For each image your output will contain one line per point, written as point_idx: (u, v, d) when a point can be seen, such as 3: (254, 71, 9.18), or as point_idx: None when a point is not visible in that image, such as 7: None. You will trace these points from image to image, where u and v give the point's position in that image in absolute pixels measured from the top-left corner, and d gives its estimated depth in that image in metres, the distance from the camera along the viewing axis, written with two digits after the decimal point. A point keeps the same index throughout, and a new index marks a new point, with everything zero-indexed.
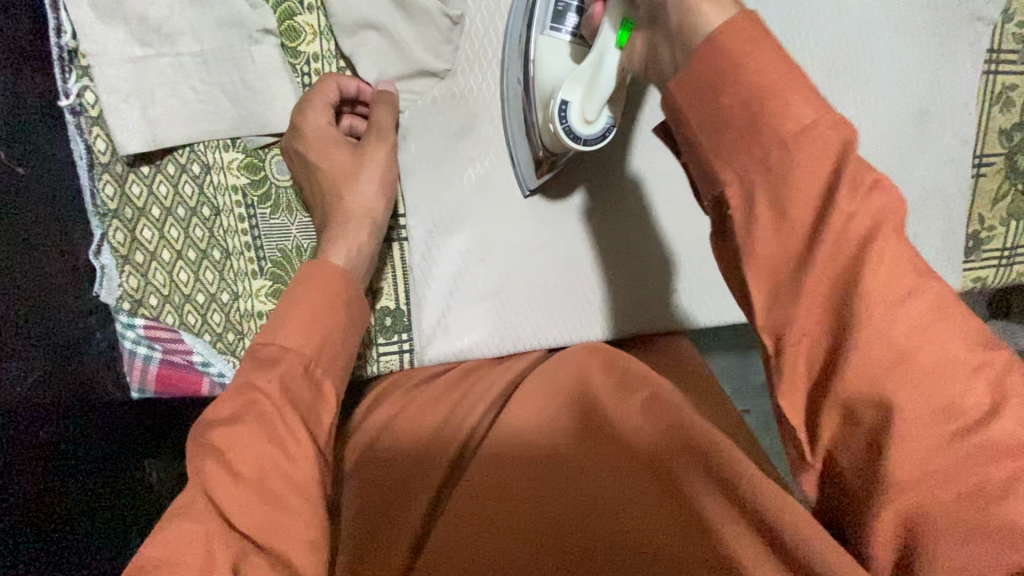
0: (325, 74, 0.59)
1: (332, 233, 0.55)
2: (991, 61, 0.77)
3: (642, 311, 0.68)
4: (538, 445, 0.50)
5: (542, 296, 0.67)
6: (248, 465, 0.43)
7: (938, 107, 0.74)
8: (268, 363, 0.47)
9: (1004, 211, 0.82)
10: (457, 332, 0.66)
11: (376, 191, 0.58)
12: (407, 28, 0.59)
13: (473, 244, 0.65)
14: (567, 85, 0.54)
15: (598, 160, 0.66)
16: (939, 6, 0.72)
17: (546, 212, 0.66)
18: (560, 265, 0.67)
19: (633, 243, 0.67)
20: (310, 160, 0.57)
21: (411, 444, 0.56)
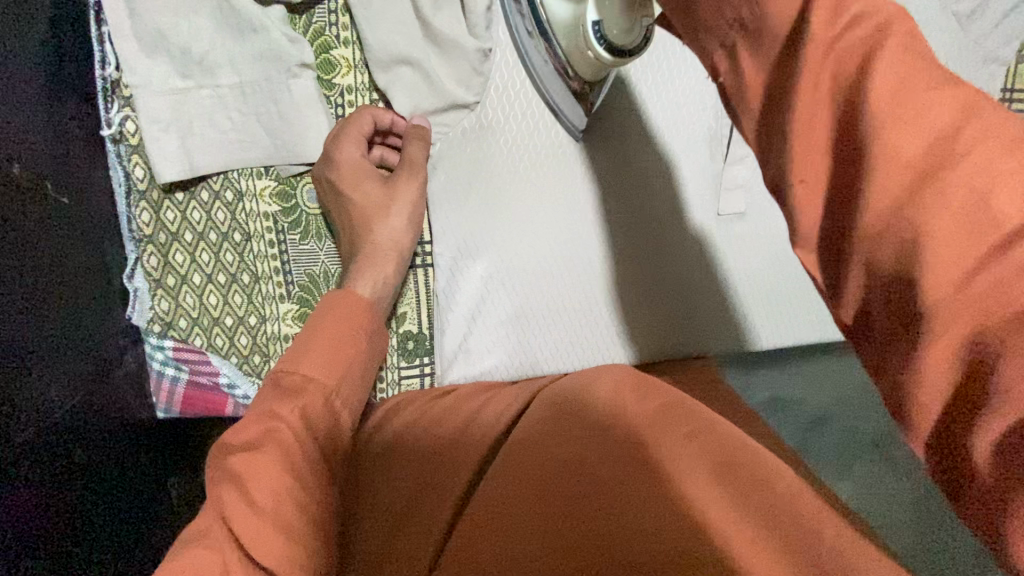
0: (359, 106, 0.60)
1: (360, 264, 0.57)
2: (1005, 99, 0.78)
3: (664, 335, 0.69)
4: (556, 454, 0.49)
5: (564, 318, 0.68)
6: (265, 494, 0.41)
7: None
8: (291, 393, 0.46)
9: None
10: (479, 355, 0.68)
11: (404, 221, 0.59)
12: (439, 63, 0.61)
13: (497, 266, 0.66)
14: (589, 9, 0.53)
15: (630, 142, 0.67)
16: (955, 46, 0.74)
17: (570, 231, 0.67)
18: (582, 286, 0.68)
19: (666, 258, 0.69)
20: (340, 189, 0.58)
21: (430, 457, 0.56)
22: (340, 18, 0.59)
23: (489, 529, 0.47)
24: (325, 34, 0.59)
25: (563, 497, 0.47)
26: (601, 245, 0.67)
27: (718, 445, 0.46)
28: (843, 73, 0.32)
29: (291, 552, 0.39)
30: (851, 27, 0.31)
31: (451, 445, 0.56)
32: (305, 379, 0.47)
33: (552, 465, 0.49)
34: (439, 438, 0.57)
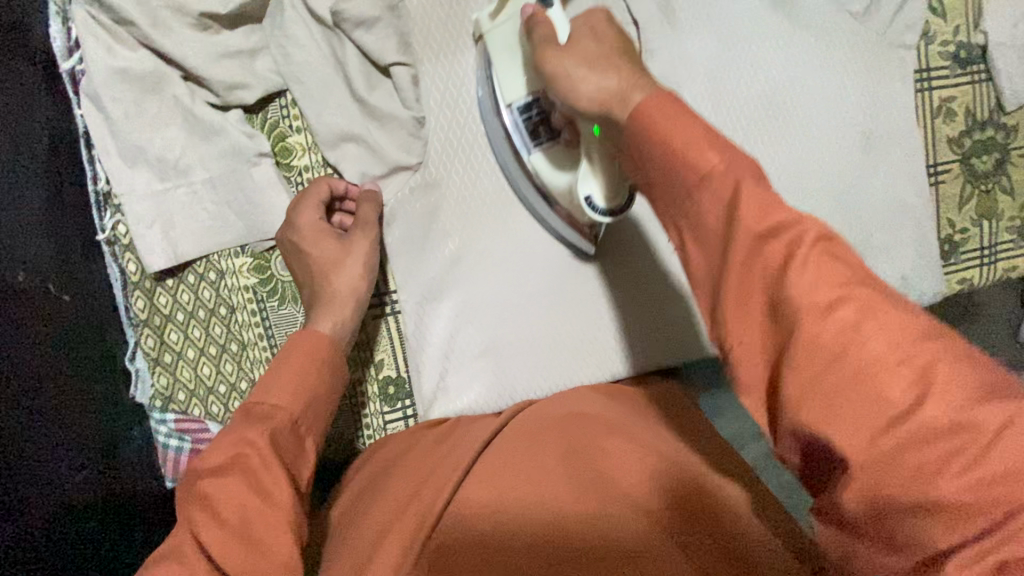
0: (315, 178, 0.68)
1: (319, 308, 0.63)
2: (923, 79, 0.81)
3: (618, 357, 0.75)
4: (588, 465, 0.54)
5: (536, 350, 0.73)
6: (231, 511, 0.46)
7: (881, 127, 0.80)
8: (260, 419, 0.51)
9: (973, 212, 0.85)
10: (457, 392, 0.72)
11: (358, 272, 0.65)
12: (380, 134, 0.69)
13: (462, 308, 0.72)
14: (582, 181, 0.59)
15: (621, 231, 0.73)
16: (856, 43, 0.78)
17: (519, 276, 0.72)
18: (543, 325, 0.73)
19: (653, 287, 0.74)
20: (301, 249, 0.65)
21: (402, 481, 0.59)
22: (291, 110, 0.67)
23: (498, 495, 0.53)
24: (280, 125, 0.68)
25: (564, 494, 0.52)
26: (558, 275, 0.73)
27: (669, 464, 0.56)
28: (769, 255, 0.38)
29: (257, 563, 0.44)
30: (771, 234, 0.39)
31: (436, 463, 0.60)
32: (273, 411, 0.52)
33: (550, 480, 0.53)
34: (416, 474, 0.59)
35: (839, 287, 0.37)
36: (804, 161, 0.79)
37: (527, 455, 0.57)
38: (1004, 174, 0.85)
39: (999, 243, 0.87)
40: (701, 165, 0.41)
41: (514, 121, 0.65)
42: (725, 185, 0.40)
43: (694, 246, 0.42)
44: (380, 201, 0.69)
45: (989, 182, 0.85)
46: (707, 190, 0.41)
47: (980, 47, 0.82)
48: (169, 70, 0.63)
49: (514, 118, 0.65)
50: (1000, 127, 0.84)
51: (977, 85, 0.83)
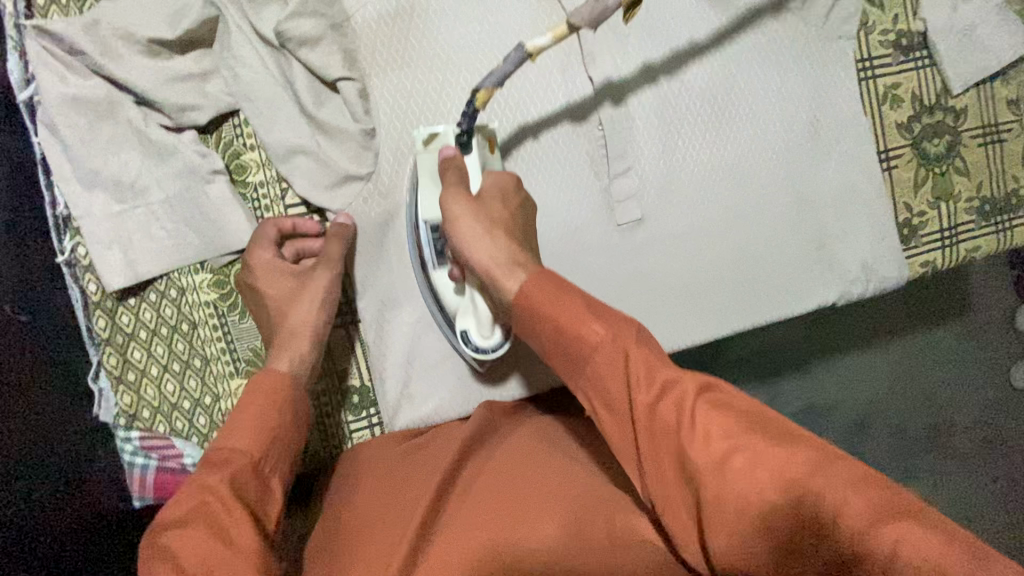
0: (268, 218, 0.70)
1: (275, 348, 0.63)
2: (865, 68, 0.83)
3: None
4: (562, 457, 0.62)
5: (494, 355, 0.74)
6: (191, 557, 0.45)
7: (827, 116, 0.82)
8: (217, 465, 0.51)
9: (929, 195, 0.86)
10: (421, 399, 0.73)
11: (312, 308, 0.65)
12: (330, 146, 0.70)
13: (424, 317, 0.73)
14: (461, 317, 0.67)
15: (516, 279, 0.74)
16: (794, 37, 0.81)
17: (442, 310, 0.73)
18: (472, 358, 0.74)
19: None
20: (256, 288, 0.67)
21: (375, 500, 0.61)
22: (244, 129, 0.70)
23: (481, 479, 0.60)
24: (234, 144, 0.70)
25: (538, 472, 0.59)
26: None
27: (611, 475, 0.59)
28: (662, 415, 0.44)
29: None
30: (660, 396, 0.45)
31: (421, 458, 0.65)
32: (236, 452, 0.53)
33: (526, 468, 0.60)
34: (392, 489, 0.61)
35: (728, 437, 0.42)
36: (751, 154, 0.81)
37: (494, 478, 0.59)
38: (957, 156, 0.86)
39: (958, 224, 0.87)
40: (586, 335, 0.48)
41: (424, 236, 0.68)
42: (614, 351, 0.47)
43: (604, 413, 0.48)
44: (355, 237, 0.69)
45: (942, 165, 0.86)
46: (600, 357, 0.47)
47: (921, 34, 0.84)
48: (122, 96, 0.66)
49: (425, 233, 0.68)
50: (948, 110, 0.86)
51: (920, 70, 0.84)
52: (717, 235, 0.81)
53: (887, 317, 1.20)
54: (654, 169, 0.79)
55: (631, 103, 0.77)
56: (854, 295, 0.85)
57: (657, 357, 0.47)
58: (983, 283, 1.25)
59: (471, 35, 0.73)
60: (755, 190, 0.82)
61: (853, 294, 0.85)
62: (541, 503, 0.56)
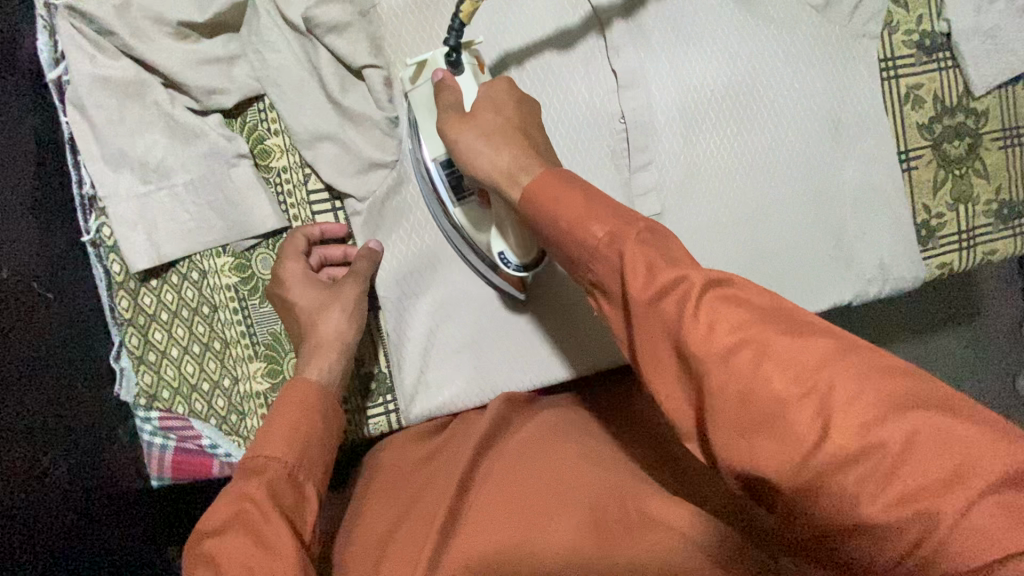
0: (297, 225, 0.70)
1: (306, 357, 0.64)
2: (888, 68, 0.83)
3: (588, 359, 0.76)
4: (583, 447, 0.63)
5: (511, 348, 0.75)
6: (234, 566, 0.47)
7: (850, 115, 0.82)
8: (253, 473, 0.54)
9: (948, 197, 0.86)
10: (438, 386, 0.73)
11: (343, 315, 0.67)
12: (354, 133, 0.70)
13: (443, 307, 0.74)
14: (495, 241, 0.64)
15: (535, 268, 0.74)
16: (819, 36, 0.80)
17: (461, 300, 0.74)
18: (489, 348, 0.74)
19: (578, 312, 0.75)
20: (287, 300, 0.68)
21: (403, 493, 0.64)
22: (269, 114, 0.70)
23: (506, 466, 0.61)
24: (258, 127, 0.70)
25: (565, 460, 0.60)
26: (495, 304, 0.74)
27: (634, 470, 0.61)
28: (660, 305, 0.42)
29: None
30: (664, 290, 0.42)
31: (446, 449, 0.68)
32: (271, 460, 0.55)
33: (553, 457, 0.61)
34: (420, 484, 0.64)
35: (740, 328, 0.39)
36: (772, 151, 0.81)
37: (516, 461, 0.61)
38: (977, 159, 0.86)
39: (975, 227, 0.87)
40: (589, 238, 0.46)
41: (439, 175, 0.66)
42: (613, 251, 0.45)
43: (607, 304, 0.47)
44: (379, 259, 0.70)
45: (961, 167, 0.86)
46: (603, 259, 0.46)
47: (945, 35, 0.84)
48: (150, 77, 0.66)
49: (439, 171, 0.66)
50: (969, 112, 0.85)
51: (943, 72, 0.84)
52: (734, 231, 0.81)
53: (898, 319, 1.19)
54: (675, 165, 0.79)
55: (655, 97, 0.77)
56: (869, 295, 0.85)
57: (661, 254, 0.43)
58: (992, 289, 1.25)
59: None
60: (774, 188, 0.82)
61: (869, 293, 0.85)
62: (568, 493, 0.57)
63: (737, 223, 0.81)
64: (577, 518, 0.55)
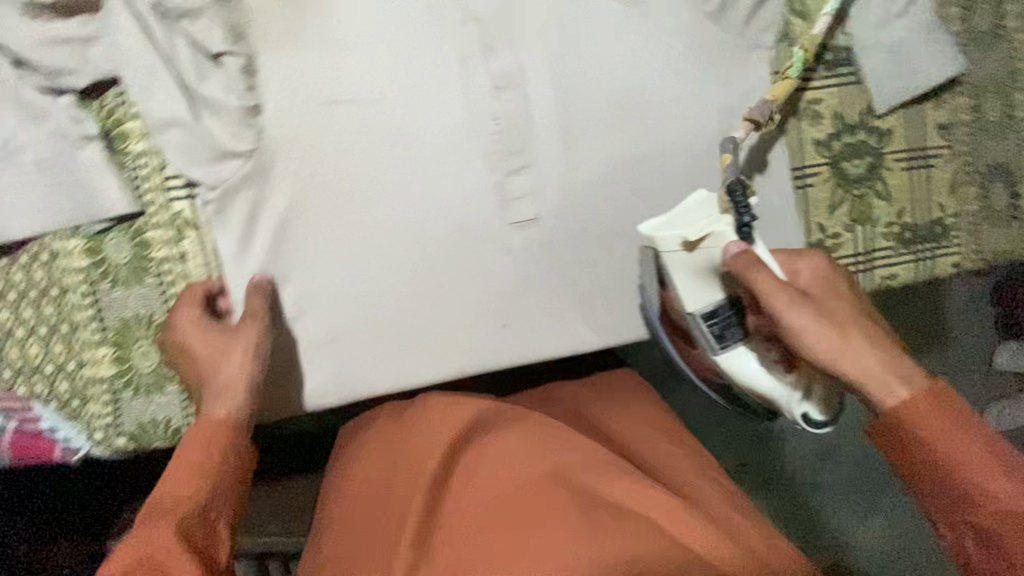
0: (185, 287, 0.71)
1: (211, 398, 0.65)
2: (783, 81, 0.80)
3: (448, 360, 0.78)
4: (545, 452, 0.70)
5: (372, 348, 0.76)
6: None
7: (741, 128, 0.79)
8: (157, 515, 0.56)
9: (845, 218, 0.83)
10: (297, 379, 0.76)
11: (242, 358, 0.67)
12: (210, 121, 0.69)
13: (302, 303, 0.74)
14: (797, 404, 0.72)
15: (393, 266, 0.75)
16: (714, 44, 0.77)
17: (316, 297, 0.74)
18: (350, 346, 0.76)
19: (441, 316, 0.77)
20: (182, 347, 0.68)
21: (384, 482, 0.72)
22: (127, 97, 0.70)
23: (473, 479, 0.69)
24: (117, 111, 0.70)
25: (530, 469, 0.68)
26: (355, 302, 0.75)
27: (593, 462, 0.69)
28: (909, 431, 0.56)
29: None
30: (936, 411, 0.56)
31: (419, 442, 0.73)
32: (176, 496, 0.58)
33: (515, 470, 0.68)
34: (391, 474, 0.72)
35: (947, 436, 0.55)
36: (657, 160, 0.79)
37: (490, 470, 0.69)
38: (878, 179, 0.83)
39: (875, 250, 0.84)
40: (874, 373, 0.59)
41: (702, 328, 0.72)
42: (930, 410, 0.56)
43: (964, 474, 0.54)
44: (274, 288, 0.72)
45: (861, 187, 0.83)
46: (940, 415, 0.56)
47: (846, 49, 0.81)
48: None
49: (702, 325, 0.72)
50: (872, 130, 0.82)
51: (844, 87, 0.81)
52: (616, 241, 0.79)
53: None
54: (555, 169, 0.77)
55: (533, 99, 0.75)
56: None
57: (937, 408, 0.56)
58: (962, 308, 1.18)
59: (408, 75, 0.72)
60: (659, 198, 0.79)
61: None
62: (531, 499, 0.66)
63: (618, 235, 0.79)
64: (533, 525, 0.64)
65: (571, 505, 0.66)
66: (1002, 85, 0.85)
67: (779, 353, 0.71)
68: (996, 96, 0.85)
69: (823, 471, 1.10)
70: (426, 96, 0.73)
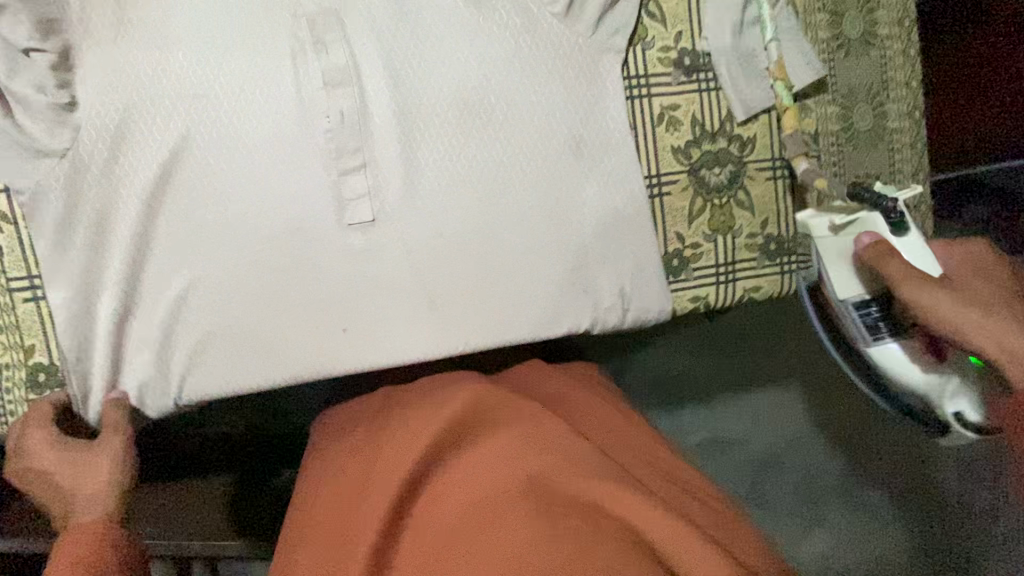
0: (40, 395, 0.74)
1: (82, 502, 0.65)
2: (635, 86, 0.78)
3: (285, 364, 0.76)
4: (522, 457, 0.63)
5: (204, 347, 0.74)
6: None
7: (592, 133, 0.77)
8: None
9: (704, 227, 0.81)
10: (128, 376, 0.74)
11: (109, 465, 0.68)
12: (21, 117, 0.67)
13: (124, 303, 0.73)
14: (954, 401, 0.69)
15: (223, 264, 0.73)
16: (561, 48, 0.75)
17: (145, 296, 0.73)
18: (183, 343, 0.74)
19: (277, 319, 0.75)
20: (39, 470, 0.68)
21: (345, 488, 0.66)
22: None
23: (447, 482, 0.63)
24: None
25: (499, 471, 0.62)
26: (185, 298, 0.73)
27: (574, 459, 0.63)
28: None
29: None
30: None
31: (389, 439, 0.68)
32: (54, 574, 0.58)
33: (485, 478, 0.62)
34: (357, 476, 0.67)
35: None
36: (504, 164, 0.76)
37: (480, 466, 0.63)
38: (740, 189, 0.81)
39: (737, 261, 0.82)
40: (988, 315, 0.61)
41: (852, 316, 0.73)
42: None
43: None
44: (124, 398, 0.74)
45: (722, 196, 0.81)
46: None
47: (705, 54, 0.78)
48: None
49: (852, 313, 0.72)
50: (733, 138, 0.80)
51: (703, 93, 0.79)
52: (466, 245, 0.77)
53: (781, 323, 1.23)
54: (394, 172, 0.74)
55: (368, 98, 0.73)
56: (609, 324, 0.80)
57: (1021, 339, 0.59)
58: None
59: (241, 69, 0.70)
60: (509, 203, 0.77)
61: (608, 322, 0.80)
62: (528, 497, 0.60)
63: (462, 242, 0.76)
64: (524, 528, 0.57)
65: (550, 503, 0.60)
66: (873, 92, 0.82)
67: (924, 340, 0.71)
68: (866, 103, 0.82)
69: (766, 484, 1.18)
70: (255, 93, 0.71)
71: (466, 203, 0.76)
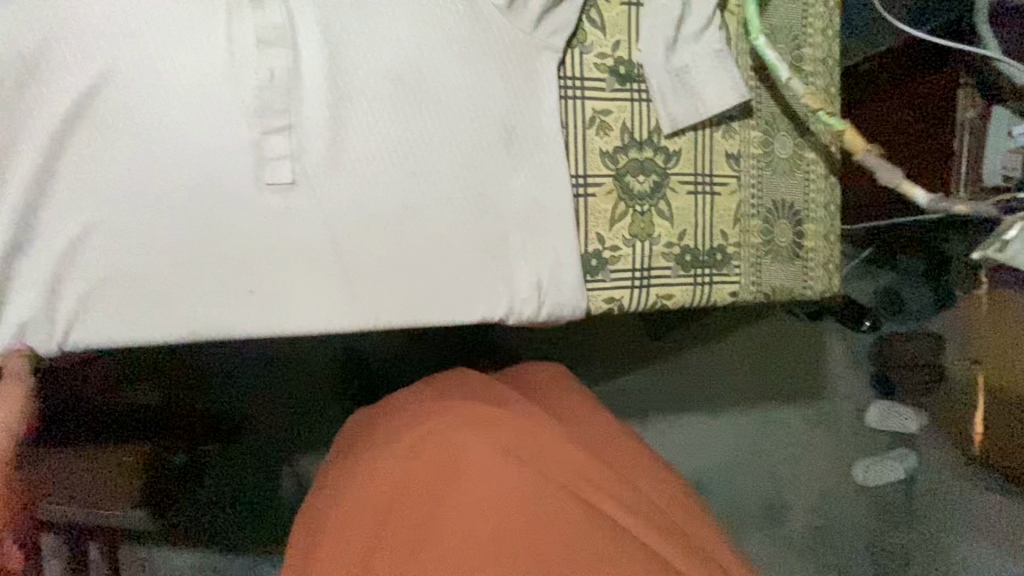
0: None
1: None
2: (570, 87, 0.81)
3: (188, 319, 0.74)
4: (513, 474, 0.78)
5: (103, 293, 0.72)
6: None
7: (524, 126, 0.79)
8: None
9: (625, 232, 0.83)
10: (11, 315, 0.70)
11: None
12: None
13: (18, 236, 0.69)
14: None
15: (134, 208, 0.71)
16: (502, 40, 0.77)
17: (43, 232, 0.70)
18: (78, 286, 0.71)
19: (183, 271, 0.73)
20: None
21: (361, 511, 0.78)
22: None
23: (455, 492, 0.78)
24: None
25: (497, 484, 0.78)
26: (87, 240, 0.70)
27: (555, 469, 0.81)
28: None
29: None
30: None
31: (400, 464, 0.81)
32: None
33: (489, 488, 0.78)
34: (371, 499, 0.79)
35: None
36: (437, 146, 0.77)
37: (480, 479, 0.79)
38: (663, 198, 0.84)
39: (652, 268, 0.84)
40: None
41: None
42: None
43: None
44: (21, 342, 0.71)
45: (644, 204, 0.83)
46: None
47: (640, 66, 0.82)
48: None
49: None
50: (660, 150, 0.83)
51: (635, 103, 0.82)
52: (390, 220, 0.76)
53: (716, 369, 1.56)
54: (324, 138, 0.74)
55: (304, 62, 0.73)
56: (524, 315, 0.81)
57: None
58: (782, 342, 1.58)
59: (176, 14, 0.70)
60: (438, 183, 0.77)
61: (523, 313, 0.81)
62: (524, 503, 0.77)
63: (386, 216, 0.76)
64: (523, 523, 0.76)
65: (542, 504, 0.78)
66: (794, 124, 0.87)
67: None
68: (787, 133, 0.87)
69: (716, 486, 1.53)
70: (189, 40, 0.70)
71: (402, 172, 0.76)
